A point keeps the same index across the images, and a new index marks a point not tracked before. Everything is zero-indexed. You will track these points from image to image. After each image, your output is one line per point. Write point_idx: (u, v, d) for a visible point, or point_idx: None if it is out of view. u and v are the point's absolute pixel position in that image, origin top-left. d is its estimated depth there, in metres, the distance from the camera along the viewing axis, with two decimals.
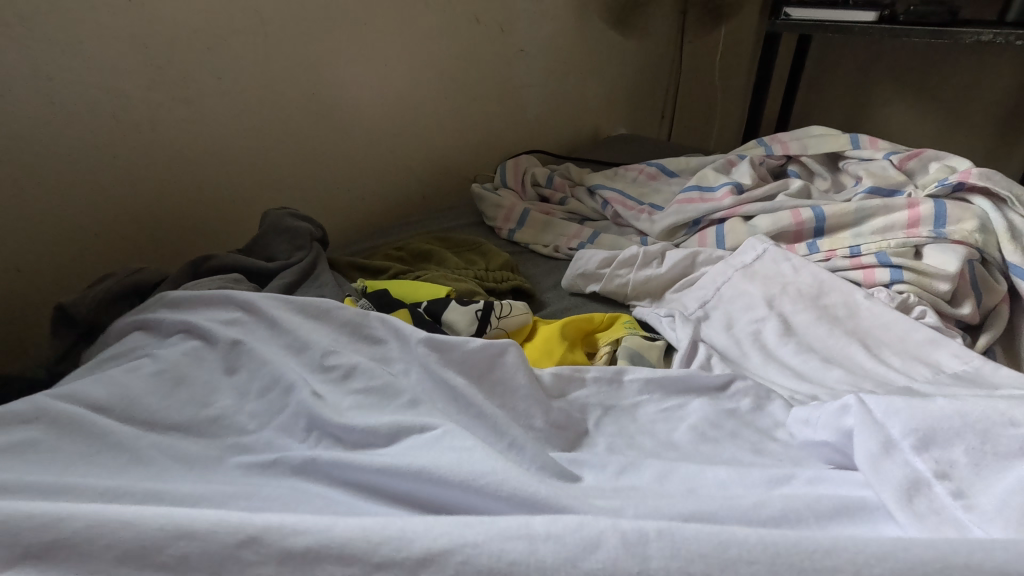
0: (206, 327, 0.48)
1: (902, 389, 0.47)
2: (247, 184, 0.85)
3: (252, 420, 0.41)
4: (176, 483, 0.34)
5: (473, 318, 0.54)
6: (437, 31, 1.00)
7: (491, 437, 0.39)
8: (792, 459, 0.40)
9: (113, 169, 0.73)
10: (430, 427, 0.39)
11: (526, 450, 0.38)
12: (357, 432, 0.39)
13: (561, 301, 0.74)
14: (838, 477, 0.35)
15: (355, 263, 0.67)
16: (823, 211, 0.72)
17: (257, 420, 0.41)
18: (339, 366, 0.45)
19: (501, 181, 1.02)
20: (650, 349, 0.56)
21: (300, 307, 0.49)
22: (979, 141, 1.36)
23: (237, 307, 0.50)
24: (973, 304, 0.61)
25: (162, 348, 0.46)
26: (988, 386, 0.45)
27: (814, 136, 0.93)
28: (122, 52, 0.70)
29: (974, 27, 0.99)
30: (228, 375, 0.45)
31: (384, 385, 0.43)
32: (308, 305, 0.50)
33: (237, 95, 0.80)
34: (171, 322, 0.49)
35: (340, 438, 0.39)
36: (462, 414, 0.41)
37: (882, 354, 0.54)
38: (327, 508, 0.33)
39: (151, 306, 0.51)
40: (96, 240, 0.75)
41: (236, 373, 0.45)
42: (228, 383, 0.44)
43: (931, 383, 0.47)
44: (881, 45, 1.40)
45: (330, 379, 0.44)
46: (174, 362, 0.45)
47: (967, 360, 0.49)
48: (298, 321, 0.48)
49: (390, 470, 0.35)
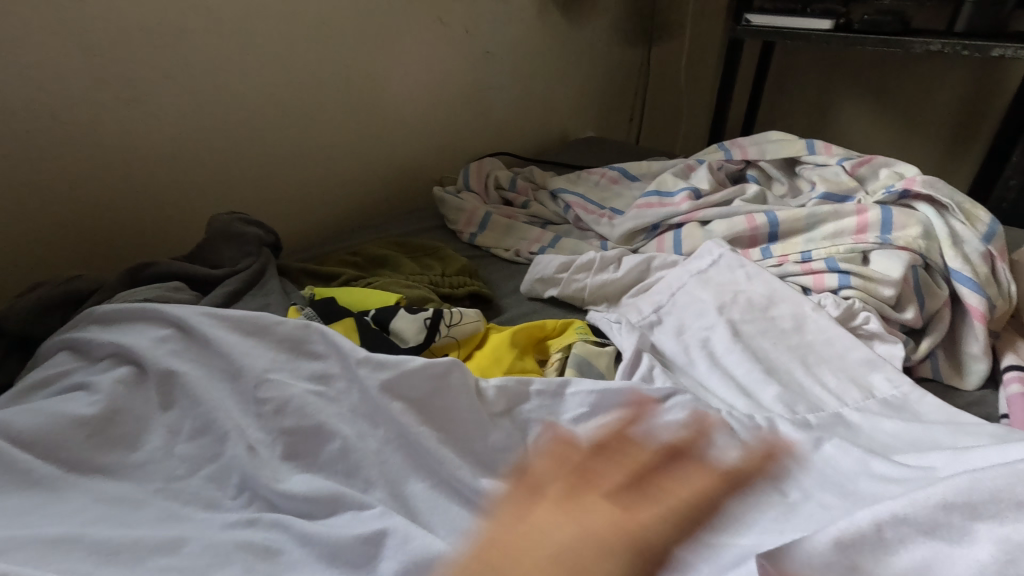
0: (136, 350, 0.44)
1: (832, 415, 0.51)
2: (201, 189, 0.83)
3: (183, 465, 0.40)
4: (104, 526, 0.34)
5: (422, 327, 0.53)
6: (400, 31, 0.98)
7: (418, 475, 0.41)
8: (711, 499, 0.41)
9: (54, 174, 0.71)
10: (369, 504, 0.37)
11: (459, 492, 0.41)
12: (294, 498, 0.37)
13: (519, 306, 0.73)
14: (731, 524, 0.40)
15: (307, 269, 0.66)
16: (777, 217, 0.73)
17: (189, 464, 0.40)
18: (272, 400, 0.42)
19: (464, 184, 1.01)
20: (598, 357, 0.56)
21: (236, 323, 0.46)
22: (932, 149, 1.40)
23: (170, 325, 0.47)
24: (916, 309, 0.62)
25: (93, 378, 0.43)
26: (912, 417, 0.50)
27: (772, 141, 0.94)
28: (64, 53, 0.67)
29: (924, 37, 1.02)
30: (163, 411, 0.42)
31: (315, 427, 0.42)
32: (253, 323, 0.47)
33: (188, 95, 0.78)
34: (100, 345, 0.45)
35: (273, 502, 0.38)
36: (397, 457, 0.42)
37: (819, 371, 0.56)
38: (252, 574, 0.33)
39: (80, 324, 0.48)
40: (40, 245, 0.73)
41: (173, 409, 0.43)
42: (163, 421, 0.42)
43: (858, 412, 0.51)
44: (841, 51, 1.44)
45: (263, 416, 0.42)
46: (105, 396, 0.41)
47: (896, 384, 0.53)
48: (241, 344, 0.46)
49: (316, 530, 0.35)
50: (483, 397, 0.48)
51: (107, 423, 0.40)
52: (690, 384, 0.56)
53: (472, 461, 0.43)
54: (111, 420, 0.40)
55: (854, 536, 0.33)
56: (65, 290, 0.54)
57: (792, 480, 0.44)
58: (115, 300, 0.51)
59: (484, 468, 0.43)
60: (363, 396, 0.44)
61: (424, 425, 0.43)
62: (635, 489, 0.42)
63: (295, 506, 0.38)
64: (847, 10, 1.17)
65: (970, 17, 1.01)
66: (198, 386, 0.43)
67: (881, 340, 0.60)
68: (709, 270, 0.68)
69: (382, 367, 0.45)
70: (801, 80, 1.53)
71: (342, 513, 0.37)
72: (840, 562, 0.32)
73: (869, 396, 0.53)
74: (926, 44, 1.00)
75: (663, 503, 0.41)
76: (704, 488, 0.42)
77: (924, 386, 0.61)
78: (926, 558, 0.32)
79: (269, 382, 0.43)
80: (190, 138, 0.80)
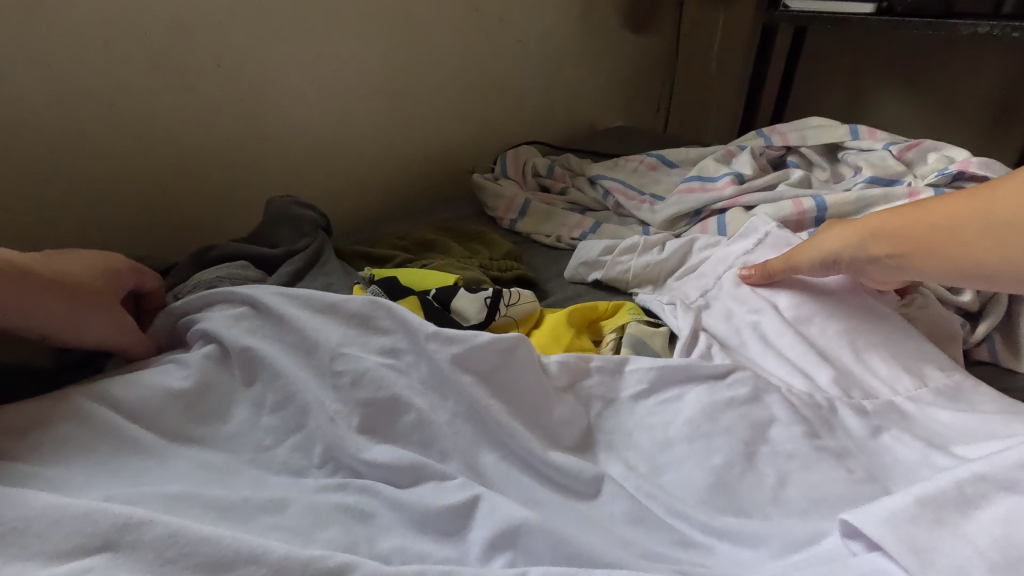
0: (215, 329, 0.46)
1: (887, 400, 0.51)
2: (250, 177, 0.85)
3: (268, 436, 0.41)
4: (205, 490, 0.36)
5: (482, 306, 0.53)
6: (437, 20, 0.99)
7: (492, 447, 0.42)
8: (780, 472, 0.42)
9: (113, 160, 0.73)
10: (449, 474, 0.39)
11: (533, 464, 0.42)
12: (376, 466, 0.39)
13: (565, 290, 0.74)
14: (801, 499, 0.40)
15: (361, 252, 0.67)
16: (825, 201, 0.73)
17: (274, 435, 0.42)
18: (347, 372, 0.43)
19: (501, 171, 1.01)
20: (653, 337, 0.56)
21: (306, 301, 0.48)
22: (972, 135, 1.37)
23: (243, 303, 0.49)
24: (973, 292, 0.61)
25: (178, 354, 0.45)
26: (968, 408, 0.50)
27: (813, 126, 0.93)
28: (124, 42, 0.69)
29: (969, 19, 1.00)
30: (245, 385, 0.44)
31: (390, 399, 0.43)
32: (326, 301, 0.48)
33: (238, 83, 0.79)
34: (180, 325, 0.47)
35: (357, 471, 0.39)
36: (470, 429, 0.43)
37: (870, 358, 0.54)
38: (347, 536, 0.35)
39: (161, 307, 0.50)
40: (102, 231, 0.75)
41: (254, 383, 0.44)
42: (246, 394, 0.43)
43: (912, 401, 0.50)
44: (878, 37, 1.41)
45: (339, 388, 0.43)
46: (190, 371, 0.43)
47: (950, 374, 0.53)
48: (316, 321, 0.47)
49: (400, 496, 0.37)
50: (546, 372, 0.48)
51: (196, 398, 0.43)
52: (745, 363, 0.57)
53: (540, 434, 0.44)
54: (200, 392, 0.42)
55: (931, 494, 0.34)
56: None
57: (856, 457, 0.44)
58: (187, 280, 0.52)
59: (553, 442, 0.44)
60: (432, 369, 0.45)
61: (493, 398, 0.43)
62: (702, 461, 0.42)
63: (378, 474, 0.39)
64: None
65: None
66: (276, 360, 0.44)
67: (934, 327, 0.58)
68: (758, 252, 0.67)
69: (450, 341, 0.45)
70: (834, 67, 1.50)
71: (423, 478, 0.38)
72: (921, 516, 0.33)
73: (921, 385, 0.52)
74: (972, 26, 0.98)
75: (731, 474, 0.41)
76: (771, 461, 0.42)
77: (980, 369, 0.60)
78: (1013, 510, 0.32)
79: (342, 356, 0.44)
80: (239, 127, 0.81)
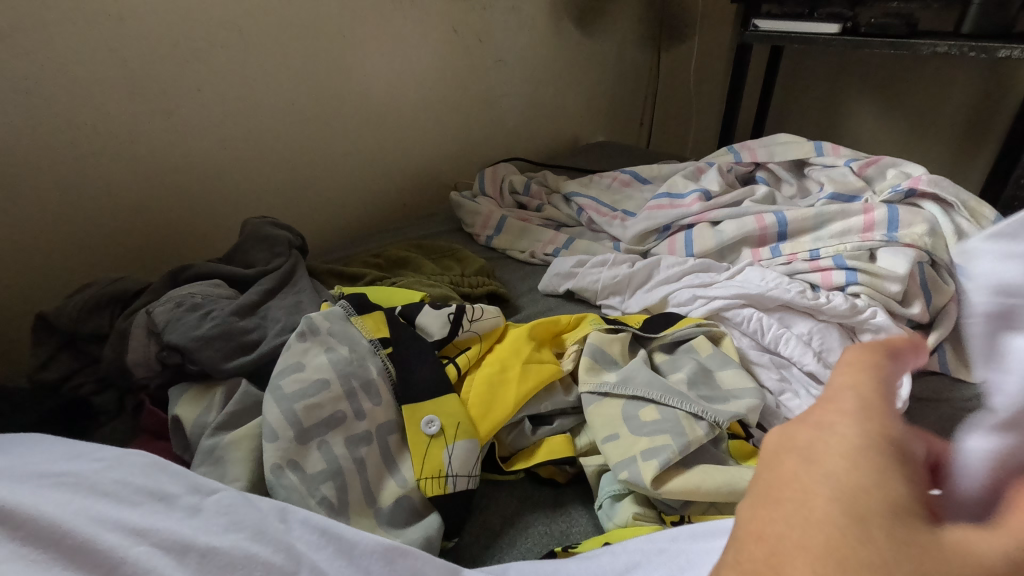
0: (226, 374, 0.49)
1: (819, 411, 0.55)
2: (230, 195, 0.87)
3: (233, 466, 0.43)
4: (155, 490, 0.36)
5: (446, 321, 0.55)
6: (415, 41, 1.02)
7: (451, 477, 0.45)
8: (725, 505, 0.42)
9: (95, 183, 0.75)
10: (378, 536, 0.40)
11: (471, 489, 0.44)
12: (322, 490, 0.41)
13: (536, 305, 0.76)
14: None
15: (333, 271, 0.70)
16: (785, 217, 0.75)
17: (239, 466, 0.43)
18: (323, 409, 0.44)
19: (479, 188, 1.03)
20: (612, 344, 0.58)
21: (300, 332, 0.49)
22: (943, 148, 1.40)
23: (245, 350, 0.51)
24: (923, 304, 0.64)
25: (183, 409, 0.47)
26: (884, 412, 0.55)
27: (780, 143, 0.96)
28: (104, 69, 0.71)
29: (930, 39, 1.03)
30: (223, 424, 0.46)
31: (360, 432, 0.45)
32: (301, 329, 0.50)
33: (219, 104, 0.82)
34: (187, 363, 0.50)
35: (302, 493, 0.41)
36: (421, 469, 0.45)
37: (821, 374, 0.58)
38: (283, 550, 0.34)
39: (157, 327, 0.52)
40: (78, 249, 0.76)
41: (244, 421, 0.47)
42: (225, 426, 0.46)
43: None
44: (849, 53, 1.45)
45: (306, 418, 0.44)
46: (191, 432, 0.46)
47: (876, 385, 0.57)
48: (292, 343, 0.49)
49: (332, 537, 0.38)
50: (518, 387, 0.51)
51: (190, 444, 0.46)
52: (704, 363, 0.57)
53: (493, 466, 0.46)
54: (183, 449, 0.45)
55: None
56: (111, 292, 0.56)
57: None
58: (162, 299, 0.54)
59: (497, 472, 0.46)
60: (410, 412, 0.48)
61: (461, 425, 0.47)
62: None
63: (335, 498, 0.41)
64: (853, 13, 1.19)
65: (975, 21, 1.02)
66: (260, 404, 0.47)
67: (888, 334, 0.61)
68: (727, 278, 0.70)
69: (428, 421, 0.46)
70: (810, 81, 1.55)
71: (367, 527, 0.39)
72: None
73: None
74: (932, 46, 1.01)
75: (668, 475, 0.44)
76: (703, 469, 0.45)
77: (930, 380, 0.63)
78: None
79: (324, 391, 0.45)
80: (219, 148, 0.84)
